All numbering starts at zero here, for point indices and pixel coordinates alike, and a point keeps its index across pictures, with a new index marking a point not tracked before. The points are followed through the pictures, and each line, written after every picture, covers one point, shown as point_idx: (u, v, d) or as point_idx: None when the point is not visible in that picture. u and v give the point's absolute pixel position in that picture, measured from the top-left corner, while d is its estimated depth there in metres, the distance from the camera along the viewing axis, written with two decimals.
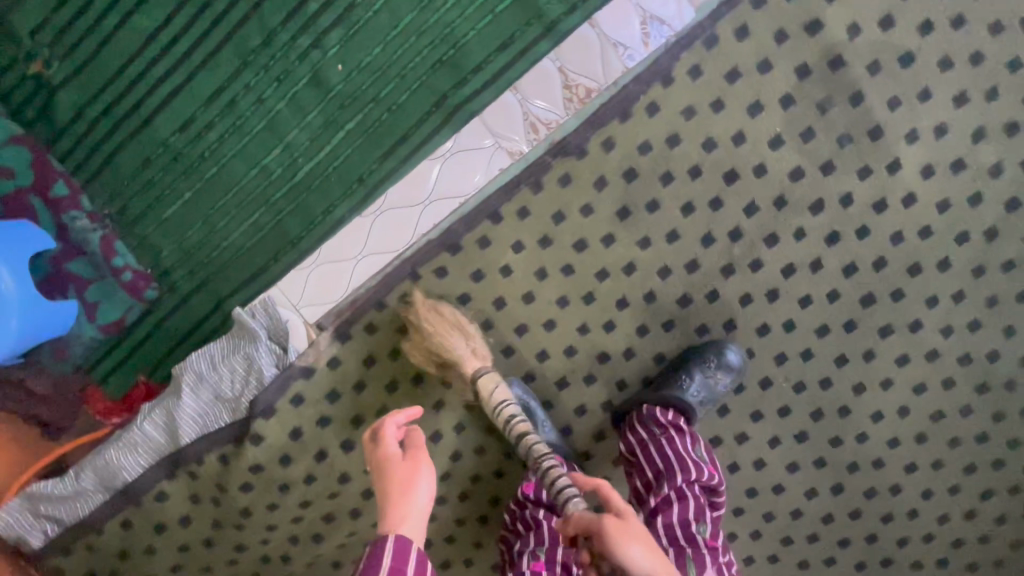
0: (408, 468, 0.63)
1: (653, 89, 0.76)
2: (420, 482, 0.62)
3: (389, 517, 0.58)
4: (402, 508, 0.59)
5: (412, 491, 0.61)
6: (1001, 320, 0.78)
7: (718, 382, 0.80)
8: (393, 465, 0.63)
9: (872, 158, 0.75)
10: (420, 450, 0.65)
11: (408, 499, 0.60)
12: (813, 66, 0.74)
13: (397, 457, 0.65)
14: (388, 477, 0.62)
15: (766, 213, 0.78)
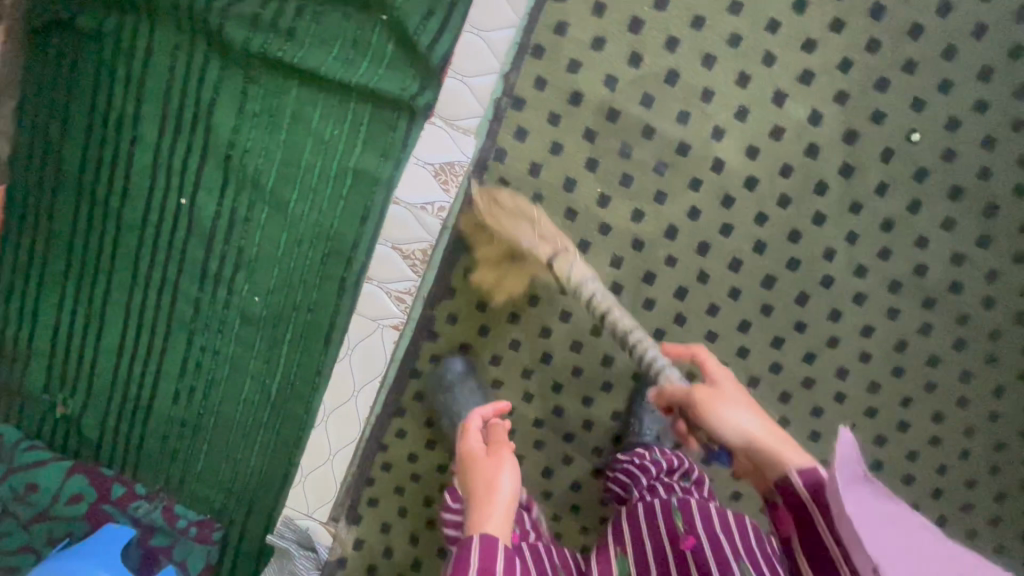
0: (492, 465, 0.70)
1: (478, 215, 0.84)
2: (502, 475, 0.68)
3: (476, 514, 0.64)
4: (490, 506, 0.65)
5: (496, 485, 0.67)
6: (902, 236, 0.80)
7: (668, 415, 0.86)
8: (480, 460, 0.72)
9: (696, 169, 0.79)
10: (500, 445, 0.73)
11: (491, 493, 0.66)
12: (597, 126, 0.79)
13: (482, 453, 0.73)
14: (477, 472, 0.70)
15: (632, 256, 0.83)
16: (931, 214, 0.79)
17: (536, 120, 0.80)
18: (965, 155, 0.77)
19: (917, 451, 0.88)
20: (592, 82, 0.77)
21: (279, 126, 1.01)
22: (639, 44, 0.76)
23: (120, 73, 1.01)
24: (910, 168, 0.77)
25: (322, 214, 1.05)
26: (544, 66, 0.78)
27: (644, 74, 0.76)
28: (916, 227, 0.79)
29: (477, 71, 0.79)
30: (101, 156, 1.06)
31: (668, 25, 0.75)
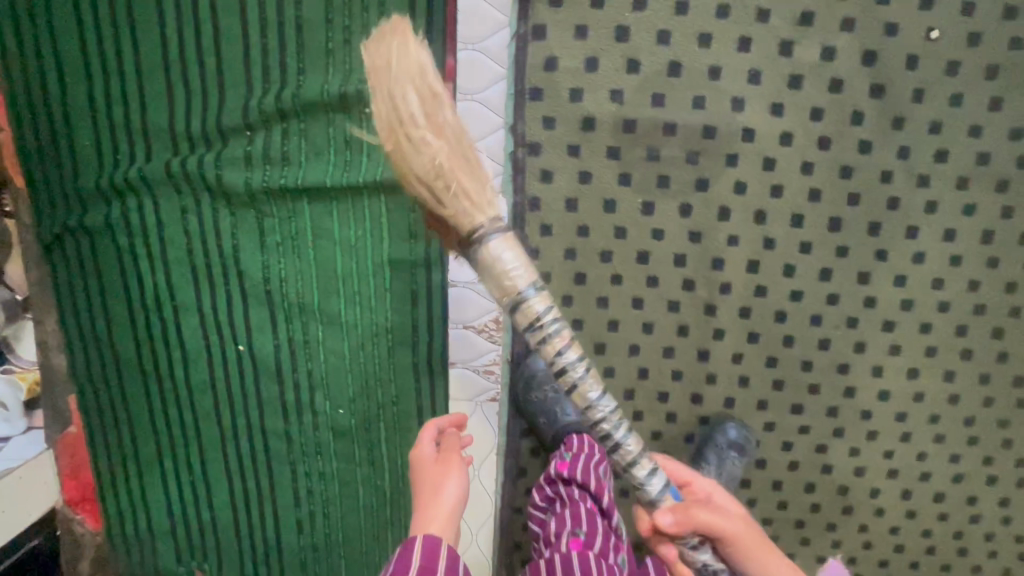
0: (440, 471, 0.76)
1: (534, 265, 0.83)
2: (449, 481, 0.75)
3: (421, 517, 0.71)
4: (434, 511, 0.72)
5: (443, 489, 0.74)
6: (954, 133, 0.78)
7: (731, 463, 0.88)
8: (428, 467, 0.77)
9: (729, 145, 0.78)
10: (451, 454, 0.79)
11: (434, 502, 0.72)
12: (617, 142, 0.78)
13: (433, 460, 0.79)
14: (423, 480, 0.76)
15: (694, 249, 0.83)
16: (976, 102, 0.76)
17: (557, 158, 0.79)
18: (992, 32, 0.74)
19: None
20: (598, 102, 0.76)
21: (304, 246, 1.02)
22: (632, 50, 0.74)
23: (141, 253, 1.02)
24: (940, 66, 0.75)
25: (373, 311, 1.05)
26: (547, 106, 0.77)
27: (647, 76, 0.75)
28: (965, 119, 0.77)
29: (484, 131, 0.79)
30: (151, 335, 1.07)
31: (654, 20, 0.73)
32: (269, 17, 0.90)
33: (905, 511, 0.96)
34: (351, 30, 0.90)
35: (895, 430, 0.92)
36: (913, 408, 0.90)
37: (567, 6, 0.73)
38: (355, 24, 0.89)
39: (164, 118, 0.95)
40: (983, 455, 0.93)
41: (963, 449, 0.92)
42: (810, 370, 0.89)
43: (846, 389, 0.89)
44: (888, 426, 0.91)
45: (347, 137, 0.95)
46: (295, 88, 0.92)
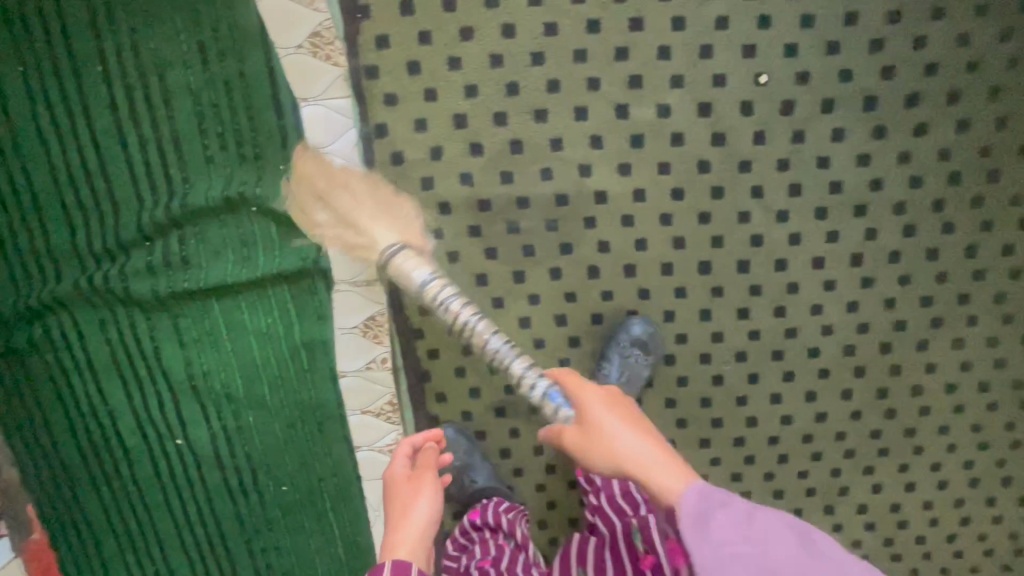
0: (411, 489, 0.76)
1: (421, 344, 0.86)
2: (418, 501, 0.74)
3: (392, 536, 0.72)
4: (405, 530, 0.72)
5: (414, 510, 0.74)
6: (803, 167, 0.79)
7: (633, 358, 0.83)
8: (400, 486, 0.76)
9: (584, 209, 0.80)
10: (426, 471, 0.77)
11: (402, 524, 0.73)
12: (477, 221, 0.80)
13: (406, 477, 0.78)
14: (396, 498, 0.75)
15: (572, 307, 0.85)
16: (818, 135, 0.77)
17: (424, 244, 0.82)
18: (820, 68, 0.74)
19: (926, 338, 0.87)
20: (451, 187, 0.79)
21: (221, 341, 1.05)
22: (474, 136, 0.77)
23: (69, 367, 1.06)
24: (776, 107, 0.76)
25: (299, 391, 1.09)
26: (402, 197, 0.80)
27: (492, 157, 0.77)
28: (811, 152, 0.78)
29: None
30: (94, 441, 1.11)
31: (489, 104, 0.75)
32: (146, 136, 0.93)
33: (831, 524, 0.98)
34: (225, 136, 0.93)
35: (805, 450, 0.93)
36: (817, 428, 0.92)
37: (402, 103, 0.75)
38: (228, 130, 0.93)
39: (67, 240, 0.99)
40: (896, 463, 0.94)
41: (875, 460, 0.94)
42: (710, 405, 0.91)
43: (748, 419, 0.91)
44: (796, 447, 0.93)
45: (240, 235, 0.98)
46: (182, 197, 0.96)
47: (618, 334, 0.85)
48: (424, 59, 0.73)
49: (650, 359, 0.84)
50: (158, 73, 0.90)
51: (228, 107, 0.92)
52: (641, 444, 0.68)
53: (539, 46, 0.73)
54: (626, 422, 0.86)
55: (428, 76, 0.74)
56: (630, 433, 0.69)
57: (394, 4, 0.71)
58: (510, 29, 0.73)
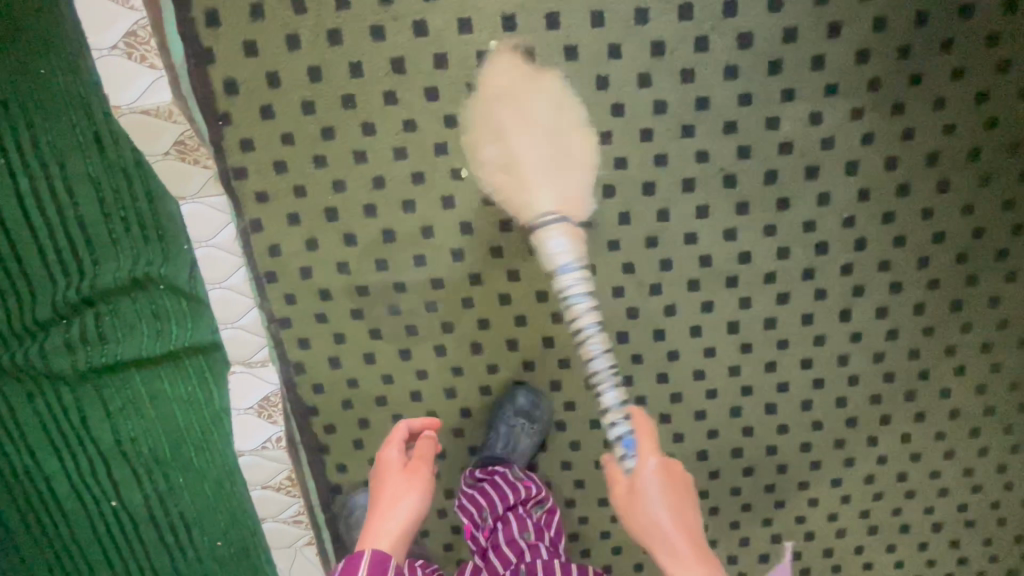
0: (402, 482, 0.74)
1: (316, 420, 0.89)
2: (402, 500, 0.73)
3: (372, 527, 0.71)
4: (381, 522, 0.72)
5: (396, 506, 0.73)
6: (671, 242, 0.80)
7: (519, 430, 0.86)
8: (394, 474, 0.75)
9: (461, 290, 0.83)
10: (421, 462, 0.77)
11: (386, 517, 0.72)
12: (358, 304, 0.83)
13: (400, 467, 0.77)
14: (383, 487, 0.75)
15: (460, 380, 0.88)
16: (682, 212, 0.79)
17: (310, 328, 0.84)
18: (676, 150, 0.76)
19: (809, 398, 0.89)
20: (328, 276, 0.81)
21: (145, 409, 1.09)
22: (346, 226, 0.79)
23: (3, 437, 1.10)
24: (637, 188, 0.78)
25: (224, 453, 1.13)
26: (282, 285, 0.82)
27: (365, 246, 0.80)
28: (677, 229, 0.80)
29: (239, 314, 0.84)
30: (31, 504, 1.16)
31: (357, 197, 0.78)
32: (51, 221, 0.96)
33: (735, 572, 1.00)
34: (128, 220, 0.96)
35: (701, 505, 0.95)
36: (711, 483, 0.94)
37: (274, 199, 0.78)
38: (130, 214, 0.95)
39: None
40: (794, 515, 0.96)
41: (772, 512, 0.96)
42: (604, 466, 0.93)
43: None
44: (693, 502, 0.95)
45: (152, 313, 1.01)
46: (91, 278, 0.99)
47: (507, 399, 0.87)
48: (289, 159, 0.76)
49: (535, 428, 0.86)
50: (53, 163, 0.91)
51: (127, 192, 0.94)
52: (677, 532, 0.64)
53: (400, 141, 0.76)
54: (514, 478, 0.86)
55: (295, 174, 0.77)
56: (671, 511, 0.66)
57: (254, 109, 0.73)
58: (370, 127, 0.75)
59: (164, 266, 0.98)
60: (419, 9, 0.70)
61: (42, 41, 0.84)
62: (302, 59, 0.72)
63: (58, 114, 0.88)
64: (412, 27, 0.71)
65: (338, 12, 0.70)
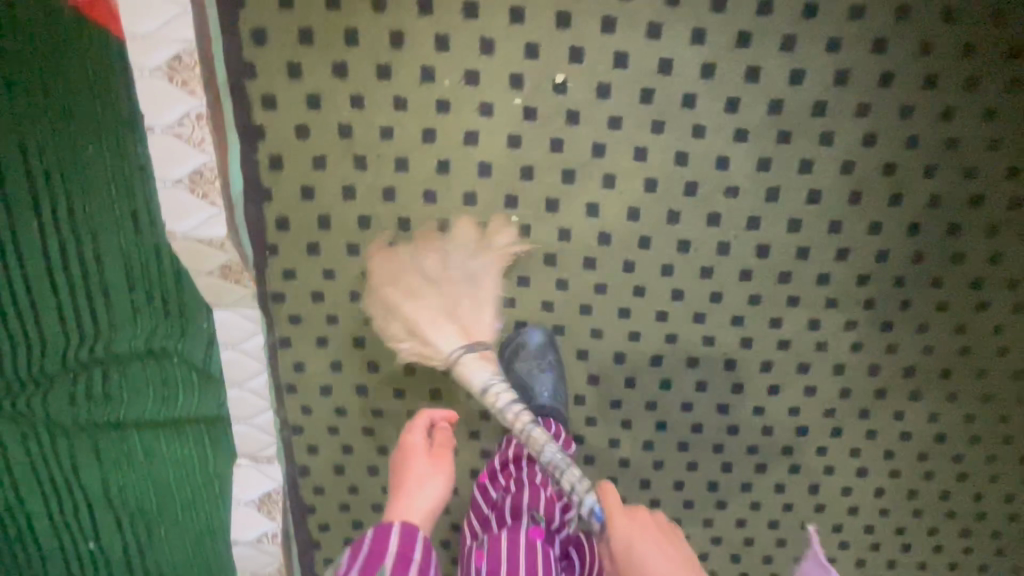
0: (430, 467, 0.68)
1: (313, 517, 0.94)
2: (428, 485, 0.67)
3: (398, 506, 0.66)
4: (410, 495, 0.66)
5: (422, 490, 0.67)
6: (669, 408, 0.87)
7: None
8: (417, 457, 0.69)
9: (469, 424, 0.88)
10: (446, 449, 0.70)
11: (414, 497, 0.66)
12: (370, 423, 0.87)
13: (425, 453, 0.70)
14: (411, 467, 0.68)
15: (456, 499, 0.93)
16: (683, 384, 0.86)
17: (320, 437, 0.89)
18: (685, 332, 0.83)
19: (771, 552, 0.97)
20: (345, 396, 0.86)
21: (139, 465, 0.99)
22: (370, 355, 0.83)
23: None
24: (645, 359, 0.84)
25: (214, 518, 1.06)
26: (302, 396, 0.87)
27: (386, 374, 0.84)
28: (676, 398, 0.86)
29: (253, 413, 0.86)
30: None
31: None
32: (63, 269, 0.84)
33: None
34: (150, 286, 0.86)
35: None
36: None
37: (307, 322, 0.82)
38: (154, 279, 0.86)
39: None
40: None
41: None
42: None
43: None
44: None
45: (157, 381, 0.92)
46: (103, 336, 0.88)
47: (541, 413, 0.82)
48: (327, 291, 0.80)
49: None
50: (70, 213, 0.80)
51: (156, 259, 0.84)
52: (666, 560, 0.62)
53: None
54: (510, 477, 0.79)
55: (331, 304, 0.81)
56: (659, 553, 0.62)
57: (300, 245, 0.77)
58: None
59: (180, 340, 0.89)
60: (472, 182, 0.75)
61: (88, 96, 0.73)
62: (353, 209, 0.76)
63: (87, 167, 0.77)
64: (462, 195, 0.76)
65: (394, 174, 0.74)
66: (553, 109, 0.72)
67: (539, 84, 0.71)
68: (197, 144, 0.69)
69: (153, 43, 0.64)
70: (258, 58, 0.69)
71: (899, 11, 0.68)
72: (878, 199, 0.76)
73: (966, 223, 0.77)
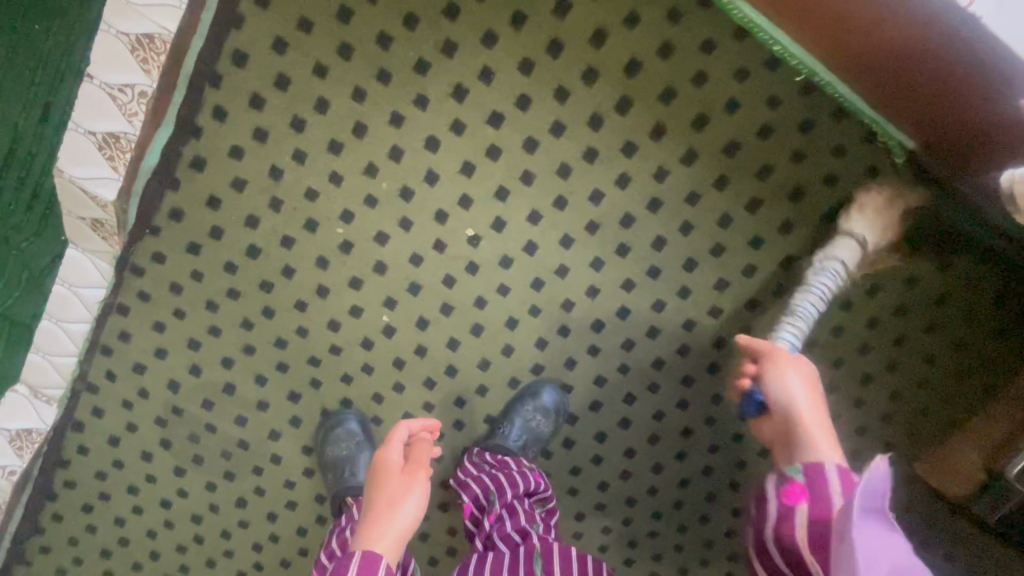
0: (403, 485, 0.63)
1: (61, 470, 0.91)
2: (407, 499, 0.62)
3: (367, 529, 0.61)
4: (382, 520, 0.61)
5: (398, 509, 0.62)
6: (433, 532, 0.93)
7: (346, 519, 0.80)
8: (389, 479, 0.64)
9: (257, 459, 0.90)
10: (420, 466, 0.66)
11: (387, 524, 0.61)
12: (165, 415, 0.88)
13: (398, 468, 0.66)
14: (381, 487, 0.64)
15: (210, 518, 0.94)
16: (456, 516, 0.93)
17: (110, 403, 0.88)
18: None
19: None
20: (155, 384, 0.86)
21: None
22: (197, 359, 0.85)
23: None
24: (437, 478, 0.91)
25: None
26: (112, 361, 0.86)
27: (203, 382, 0.86)
28: (444, 525, 0.93)
29: (54, 350, 0.82)
30: None
31: (222, 347, 0.85)
32: None
33: None
34: (34, 158, 0.82)
35: None
36: None
37: (152, 303, 0.82)
38: (39, 156, 0.83)
39: None
40: None
41: None
42: None
43: None
44: None
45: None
46: None
47: (343, 495, 0.81)
48: (187, 288, 0.81)
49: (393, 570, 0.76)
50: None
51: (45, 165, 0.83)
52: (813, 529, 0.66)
53: (286, 335, 0.84)
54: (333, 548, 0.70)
55: (183, 298, 0.82)
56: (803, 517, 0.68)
57: (182, 239, 0.79)
58: (270, 312, 0.83)
59: (29, 239, 0.84)
60: (364, 270, 0.80)
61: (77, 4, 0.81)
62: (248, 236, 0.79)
63: (38, 54, 0.81)
64: (350, 276, 0.81)
65: (300, 228, 0.78)
66: (459, 253, 0.79)
67: (459, 228, 0.78)
68: (128, 114, 0.69)
69: (134, 14, 0.66)
70: (230, 76, 0.72)
71: (743, 328, 0.83)
72: (670, 450, 0.90)
73: (723, 498, 0.92)
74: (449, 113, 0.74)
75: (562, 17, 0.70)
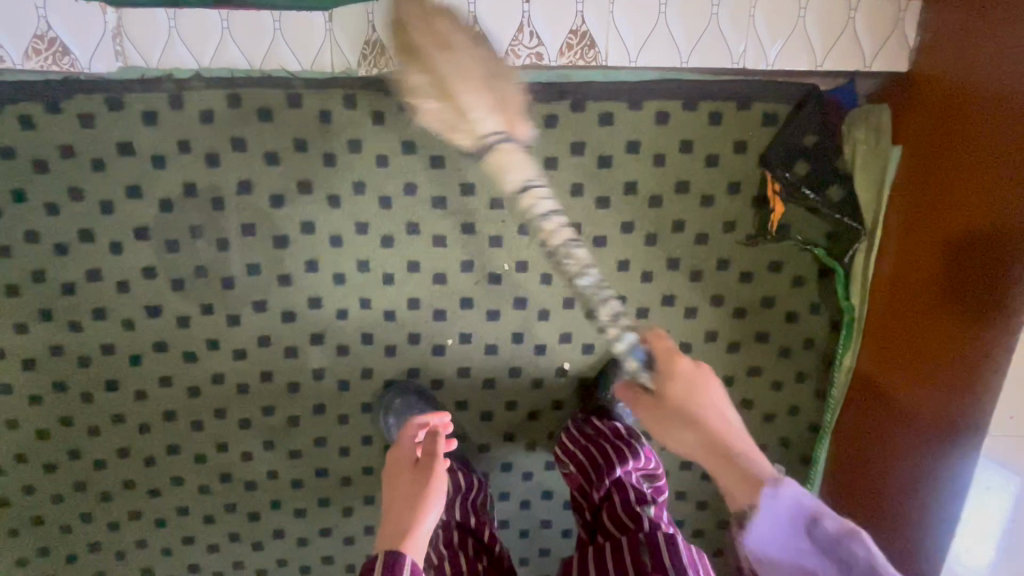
0: (414, 480, 0.66)
1: (32, 104, 0.71)
2: (430, 499, 0.64)
3: (391, 530, 0.61)
4: (404, 513, 0.63)
5: (422, 510, 0.63)
6: (267, 488, 0.90)
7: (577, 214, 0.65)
8: (401, 472, 0.68)
9: (220, 304, 0.80)
10: (429, 464, 0.67)
11: (416, 517, 0.62)
12: (199, 193, 0.75)
13: (411, 464, 0.68)
14: (398, 482, 0.66)
15: (106, 289, 0.78)
16: (297, 496, 0.91)
17: (169, 128, 0.73)
18: (354, 489, 0.91)
19: None
20: (230, 168, 0.75)
21: None
22: (290, 197, 0.76)
23: None
24: (319, 462, 0.89)
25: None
26: (225, 111, 0.73)
27: (267, 214, 0.77)
28: (279, 493, 0.90)
29: (190, 44, 0.69)
30: None
31: (320, 216, 0.77)
32: None
33: None
34: None
35: None
36: None
37: (323, 131, 0.74)
38: None
39: None
40: None
41: None
42: (8, 429, 0.83)
43: None
44: None
45: None
46: None
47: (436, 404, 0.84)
48: (361, 156, 0.75)
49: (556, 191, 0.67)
50: None
51: None
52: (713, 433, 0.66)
53: (374, 267, 0.80)
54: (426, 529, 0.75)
55: (348, 156, 0.75)
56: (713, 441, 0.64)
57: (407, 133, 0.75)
58: (388, 242, 0.79)
59: None
60: (482, 302, 0.83)
61: None
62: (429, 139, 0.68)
63: None
64: (469, 294, 0.82)
65: (487, 234, 0.79)
66: (541, 367, 0.87)
67: (561, 357, 0.86)
68: (512, 50, 0.70)
69: (603, 20, 0.69)
70: (587, 117, 0.75)
71: None
72: None
73: None
74: (646, 301, 0.84)
75: (757, 342, 0.87)
